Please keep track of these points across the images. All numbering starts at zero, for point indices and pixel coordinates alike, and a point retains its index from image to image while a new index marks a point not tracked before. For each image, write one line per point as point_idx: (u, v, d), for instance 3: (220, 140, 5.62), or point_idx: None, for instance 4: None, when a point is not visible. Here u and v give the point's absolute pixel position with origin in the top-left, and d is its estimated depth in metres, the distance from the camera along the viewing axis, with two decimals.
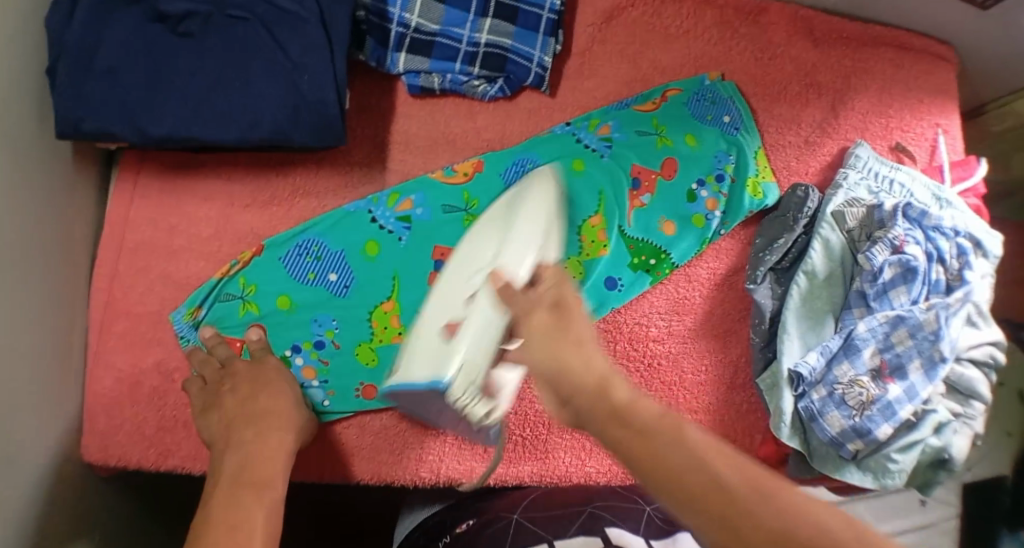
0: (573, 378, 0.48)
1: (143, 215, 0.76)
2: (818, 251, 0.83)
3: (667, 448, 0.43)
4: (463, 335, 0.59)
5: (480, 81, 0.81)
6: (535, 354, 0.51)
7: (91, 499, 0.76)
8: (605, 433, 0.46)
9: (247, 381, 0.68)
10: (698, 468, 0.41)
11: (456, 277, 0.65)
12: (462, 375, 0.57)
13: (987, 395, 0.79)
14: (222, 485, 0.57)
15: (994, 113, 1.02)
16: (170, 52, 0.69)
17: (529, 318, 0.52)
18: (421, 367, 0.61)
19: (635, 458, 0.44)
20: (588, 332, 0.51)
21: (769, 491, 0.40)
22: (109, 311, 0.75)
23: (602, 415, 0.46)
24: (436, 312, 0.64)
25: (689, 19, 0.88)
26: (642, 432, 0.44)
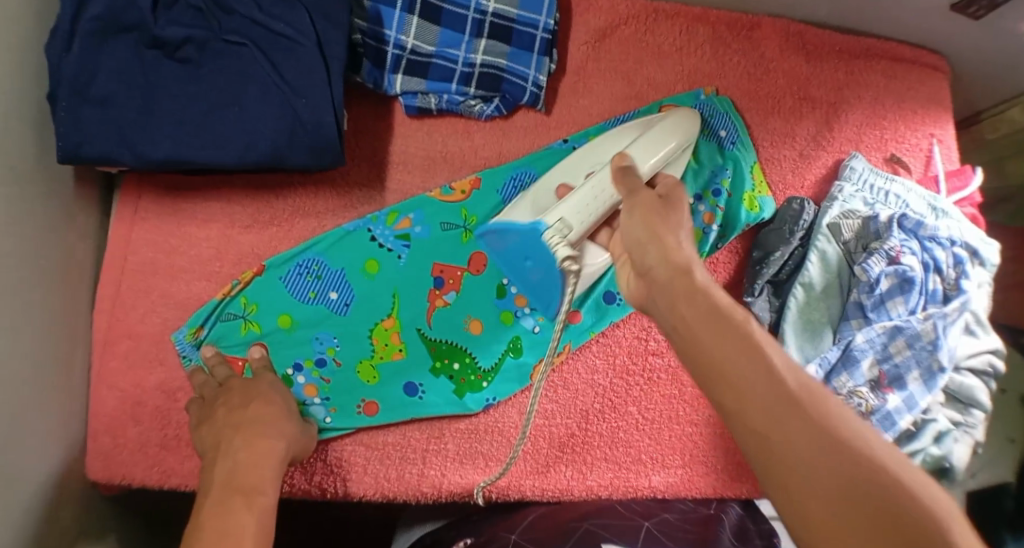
0: (653, 259, 0.54)
1: (144, 237, 0.77)
2: (815, 263, 0.83)
3: (728, 344, 0.46)
4: (575, 195, 0.70)
5: (476, 101, 0.82)
6: (626, 229, 0.58)
7: (96, 518, 0.77)
8: (678, 308, 0.50)
9: (240, 394, 0.68)
10: (754, 362, 0.45)
11: (579, 164, 0.78)
12: (562, 223, 0.69)
13: (987, 403, 0.80)
14: (212, 492, 0.56)
15: (988, 121, 1.03)
16: (170, 77, 0.70)
17: (638, 196, 0.60)
18: (526, 213, 0.76)
19: (698, 347, 0.48)
20: (684, 222, 0.58)
21: (812, 398, 0.44)
22: (111, 332, 0.76)
23: (679, 293, 0.51)
24: (557, 181, 0.78)
25: (682, 36, 0.89)
26: (709, 319, 0.48)
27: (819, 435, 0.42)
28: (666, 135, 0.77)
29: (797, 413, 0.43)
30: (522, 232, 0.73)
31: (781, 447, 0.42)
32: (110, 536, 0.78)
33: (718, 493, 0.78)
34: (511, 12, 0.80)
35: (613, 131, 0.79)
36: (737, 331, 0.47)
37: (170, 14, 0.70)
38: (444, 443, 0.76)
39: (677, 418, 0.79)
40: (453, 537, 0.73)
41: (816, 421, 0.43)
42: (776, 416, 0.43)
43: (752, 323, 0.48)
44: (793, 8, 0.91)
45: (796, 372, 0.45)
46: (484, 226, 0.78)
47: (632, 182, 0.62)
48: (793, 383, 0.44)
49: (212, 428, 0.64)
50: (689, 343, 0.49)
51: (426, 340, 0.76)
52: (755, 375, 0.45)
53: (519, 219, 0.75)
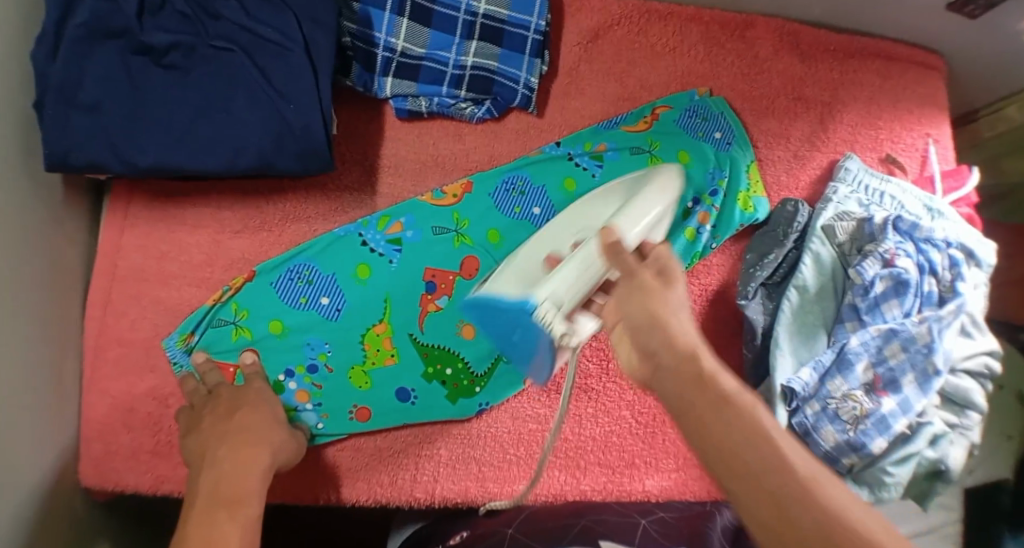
0: (646, 335, 0.49)
1: (134, 242, 0.77)
2: (809, 266, 0.83)
3: (738, 436, 0.43)
4: (566, 268, 0.61)
5: (467, 104, 0.82)
6: (623, 309, 0.52)
7: (89, 524, 0.77)
8: (681, 393, 0.46)
9: (227, 404, 0.68)
10: (758, 444, 0.43)
11: (563, 232, 0.70)
12: (554, 299, 0.59)
13: (983, 404, 0.79)
14: (197, 502, 0.56)
15: (986, 119, 1.02)
16: (157, 83, 0.70)
17: (634, 274, 0.54)
18: (513, 285, 0.64)
19: (703, 436, 0.44)
20: (681, 302, 0.52)
21: (826, 497, 0.40)
22: (102, 338, 0.75)
23: (680, 375, 0.47)
24: (532, 249, 0.69)
25: (675, 36, 0.88)
26: (714, 406, 0.44)
27: (835, 540, 0.39)
28: (654, 194, 0.69)
29: (807, 510, 0.40)
30: (508, 309, 0.61)
31: (793, 538, 0.40)
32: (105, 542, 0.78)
33: (713, 496, 0.78)
34: (502, 13, 0.80)
35: (595, 193, 0.73)
36: (745, 422, 0.43)
37: (157, 20, 0.70)
38: (437, 448, 0.76)
39: (670, 422, 0.79)
40: (447, 533, 0.74)
41: (831, 526, 0.39)
42: (795, 511, 0.40)
43: (760, 411, 0.44)
44: (787, 8, 0.91)
45: (807, 461, 0.43)
46: (476, 229, 0.78)
47: (625, 261, 0.55)
48: (805, 475, 0.41)
49: (200, 438, 0.65)
50: (692, 429, 0.45)
51: (418, 345, 0.76)
52: (765, 472, 0.42)
53: (508, 292, 0.63)
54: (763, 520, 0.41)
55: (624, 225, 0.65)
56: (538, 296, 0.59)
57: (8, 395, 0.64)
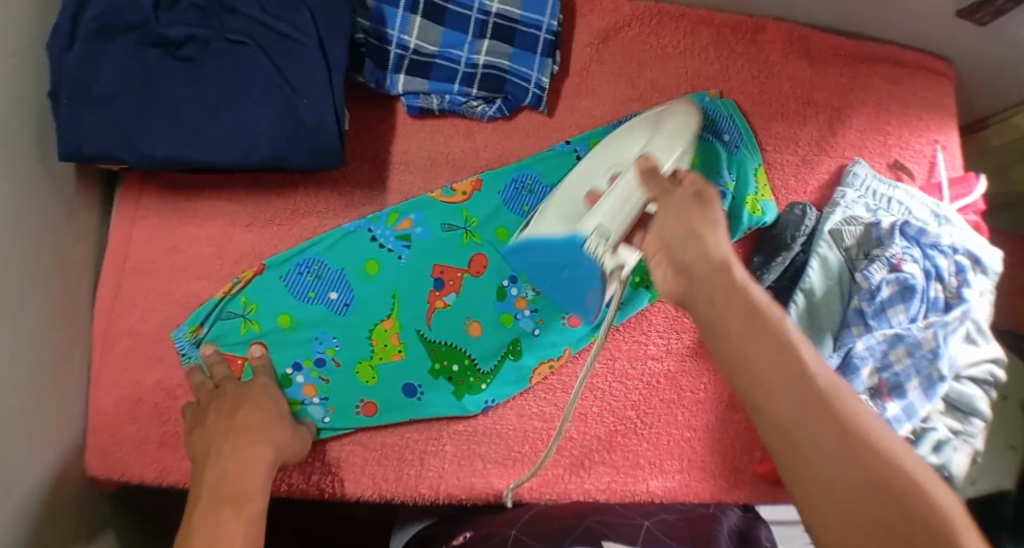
0: (684, 251, 0.57)
1: (145, 235, 0.77)
2: (816, 269, 0.84)
3: (766, 345, 0.50)
4: (606, 203, 0.70)
5: (478, 102, 0.82)
6: (663, 225, 0.61)
7: (95, 513, 0.77)
8: (717, 304, 0.53)
9: (231, 401, 0.68)
10: (783, 356, 0.49)
11: (596, 165, 0.75)
12: (602, 231, 0.69)
13: (987, 412, 0.79)
14: (199, 502, 0.56)
15: (994, 128, 1.02)
16: (171, 76, 0.70)
17: (673, 197, 0.62)
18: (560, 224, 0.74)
19: (734, 344, 0.51)
20: (717, 220, 0.59)
21: (836, 399, 0.48)
22: (111, 329, 0.76)
23: (717, 287, 0.54)
24: (572, 181, 0.75)
25: (686, 38, 0.88)
26: (745, 316, 0.51)
27: (846, 441, 0.45)
28: (684, 122, 0.75)
29: (826, 412, 0.47)
30: (559, 244, 0.73)
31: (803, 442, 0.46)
32: (110, 532, 0.79)
33: (717, 498, 0.78)
34: (515, 12, 0.80)
35: (619, 130, 0.77)
36: (773, 334, 0.50)
37: (171, 12, 0.70)
38: (442, 445, 0.76)
39: (676, 423, 0.79)
40: (450, 534, 0.74)
41: (845, 426, 0.46)
42: (811, 418, 0.47)
43: (787, 322, 0.51)
44: (798, 12, 0.91)
45: (826, 374, 0.49)
46: (485, 227, 0.78)
47: (662, 185, 0.64)
48: (823, 383, 0.48)
49: (204, 435, 0.65)
50: (725, 334, 0.52)
51: (425, 341, 0.76)
52: (790, 376, 0.48)
53: (558, 230, 0.73)
54: (784, 419, 0.47)
55: (658, 158, 0.71)
56: (584, 232, 0.71)
57: (17, 384, 0.65)
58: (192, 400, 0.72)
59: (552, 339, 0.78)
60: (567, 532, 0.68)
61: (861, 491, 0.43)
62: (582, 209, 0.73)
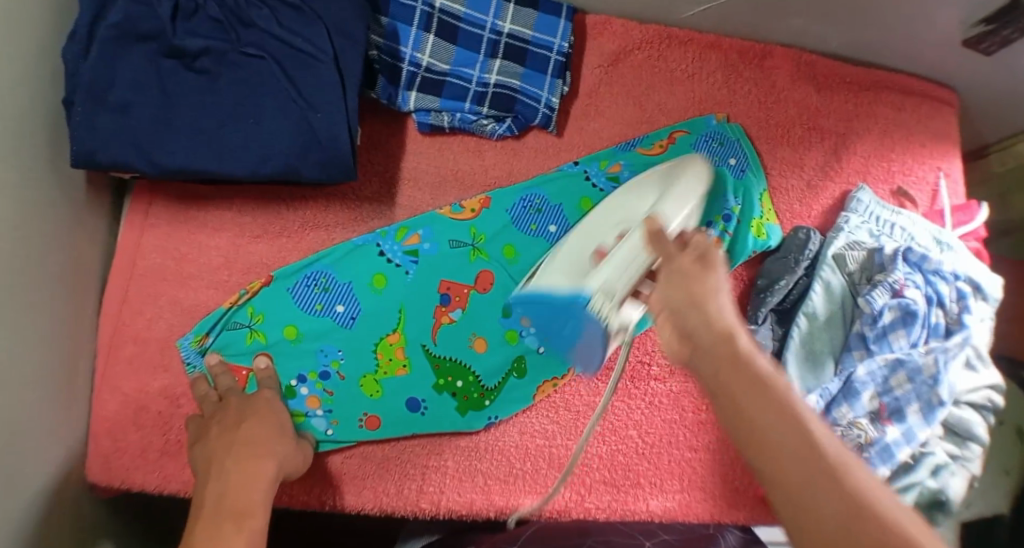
0: (687, 314, 0.50)
1: (154, 243, 0.78)
2: (818, 293, 0.84)
3: (771, 417, 0.44)
4: (613, 260, 0.64)
5: (488, 121, 0.83)
6: (669, 288, 0.53)
7: (93, 520, 0.77)
8: (719, 373, 0.47)
9: (235, 415, 0.68)
10: (791, 427, 0.43)
11: (604, 224, 0.72)
12: (605, 290, 0.63)
13: (985, 437, 0.80)
14: (202, 515, 0.56)
15: (995, 156, 1.05)
16: (185, 87, 0.71)
17: (674, 261, 0.54)
18: (562, 279, 0.68)
19: (736, 413, 0.45)
20: (720, 284, 0.52)
21: (849, 475, 0.42)
22: (117, 336, 0.76)
23: (718, 354, 0.47)
24: (576, 242, 0.71)
25: (694, 62, 0.90)
26: (750, 382, 0.45)
27: (862, 522, 0.40)
28: (692, 180, 0.72)
29: (835, 494, 0.41)
30: (562, 301, 0.66)
31: (812, 517, 0.41)
32: (107, 539, 0.79)
33: (716, 519, 0.78)
34: (526, 33, 0.81)
35: (625, 188, 0.74)
36: (780, 405, 0.44)
37: (187, 25, 0.71)
38: (444, 459, 0.76)
39: (677, 444, 0.80)
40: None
41: (857, 510, 0.40)
42: (821, 489, 0.41)
43: (795, 392, 0.45)
44: (805, 39, 0.92)
45: (836, 443, 0.44)
46: (492, 244, 0.79)
47: (665, 245, 0.56)
48: (833, 457, 0.42)
49: (207, 448, 0.65)
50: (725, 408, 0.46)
51: (430, 356, 0.77)
52: (795, 455, 0.42)
53: (559, 285, 0.68)
54: (791, 500, 0.42)
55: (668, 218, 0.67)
56: (590, 289, 0.64)
57: (23, 388, 0.65)
58: (195, 414, 0.71)
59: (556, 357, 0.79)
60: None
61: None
62: (588, 266, 0.68)
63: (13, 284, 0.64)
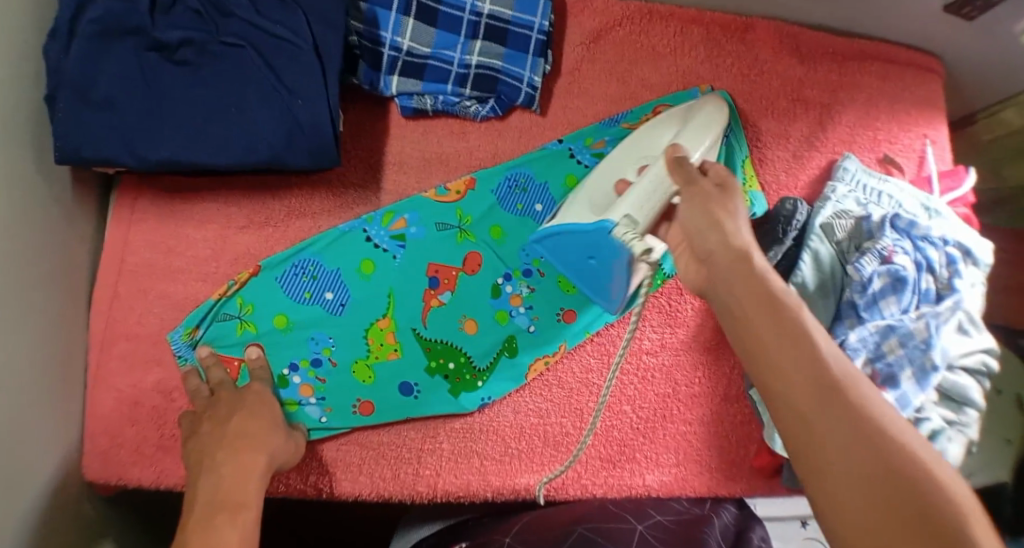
0: (706, 241, 0.57)
1: (142, 238, 0.77)
2: (807, 263, 0.84)
3: (780, 332, 0.50)
4: (635, 190, 0.69)
5: (471, 102, 0.83)
6: (688, 216, 0.59)
7: (93, 518, 0.77)
8: (734, 287, 0.54)
9: (226, 409, 0.68)
10: (800, 349, 0.49)
11: (628, 158, 0.78)
12: (629, 217, 0.67)
13: (980, 402, 0.80)
14: (195, 510, 0.56)
15: (983, 122, 1.04)
16: (167, 79, 0.71)
17: (694, 185, 0.60)
18: (587, 214, 0.74)
19: (750, 329, 0.52)
20: (738, 211, 0.58)
21: (853, 389, 0.48)
22: (109, 333, 0.76)
23: (736, 272, 0.54)
24: (600, 174, 0.78)
25: (676, 38, 0.89)
26: (763, 305, 0.52)
27: (864, 434, 0.45)
28: (709, 112, 0.77)
29: (841, 403, 0.47)
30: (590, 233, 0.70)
31: (822, 438, 0.46)
32: (108, 537, 0.79)
33: (713, 492, 0.78)
34: (507, 13, 0.81)
35: (650, 122, 0.79)
36: (791, 323, 0.50)
37: (167, 17, 0.71)
38: (439, 443, 0.76)
39: (671, 418, 0.80)
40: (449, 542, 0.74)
41: (852, 415, 0.46)
42: (830, 408, 0.47)
43: (803, 313, 0.51)
44: (788, 11, 0.92)
45: (844, 367, 0.49)
46: (479, 226, 0.79)
47: (687, 171, 0.61)
48: (841, 377, 0.48)
49: (199, 444, 0.65)
50: (741, 322, 0.53)
51: (422, 340, 0.77)
52: (803, 366, 0.49)
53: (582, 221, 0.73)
54: (795, 408, 0.48)
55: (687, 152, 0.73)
56: (613, 219, 0.68)
57: (17, 386, 0.65)
58: (188, 407, 0.71)
59: (547, 336, 0.79)
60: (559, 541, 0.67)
61: (873, 482, 0.43)
62: (610, 201, 0.75)
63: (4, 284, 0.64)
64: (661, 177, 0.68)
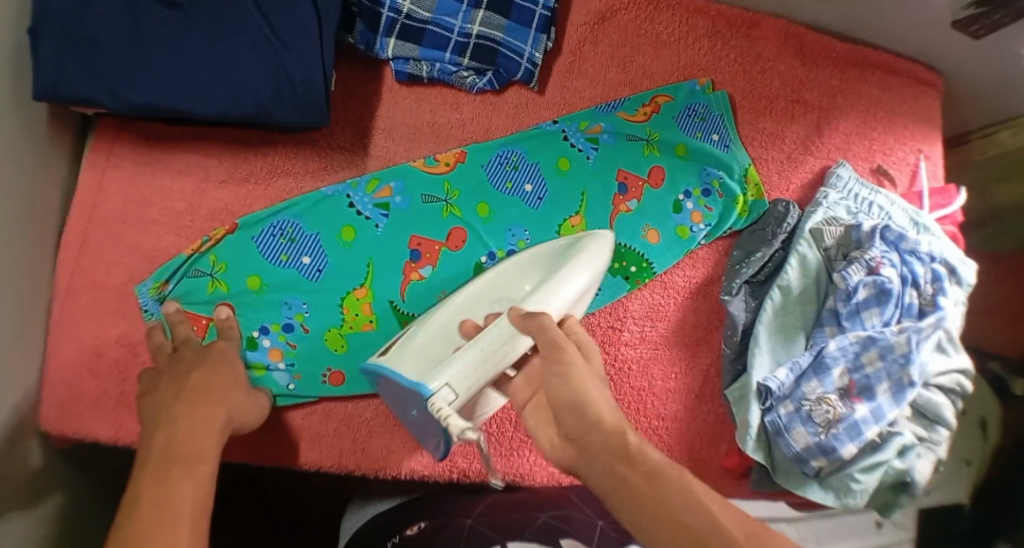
0: (570, 413, 0.56)
1: (117, 185, 0.75)
2: (794, 267, 0.83)
3: (620, 459, 0.52)
4: (468, 355, 0.61)
5: (468, 73, 0.80)
6: (552, 391, 0.57)
7: (46, 470, 0.75)
8: (612, 470, 0.51)
9: (185, 367, 0.65)
10: (625, 479, 0.51)
11: (479, 306, 0.69)
12: (450, 388, 0.59)
13: (952, 421, 0.80)
14: (148, 463, 0.54)
15: (977, 142, 1.04)
16: (153, 19, 0.67)
17: (556, 356, 0.58)
18: (417, 363, 0.63)
19: (614, 476, 0.51)
20: (584, 374, 0.57)
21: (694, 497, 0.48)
22: (74, 282, 0.73)
23: (615, 457, 0.52)
24: (448, 320, 0.68)
25: (681, 27, 0.88)
26: (603, 437, 0.53)
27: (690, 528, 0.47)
28: (536, 261, 0.71)
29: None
30: (406, 387, 0.61)
31: None
32: (57, 490, 0.76)
33: None
34: None
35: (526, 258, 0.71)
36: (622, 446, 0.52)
37: None
38: (405, 420, 0.74)
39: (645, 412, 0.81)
40: (404, 521, 0.71)
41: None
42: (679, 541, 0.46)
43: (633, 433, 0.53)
44: (794, 11, 0.92)
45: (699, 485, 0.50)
46: (466, 201, 0.76)
47: (551, 337, 0.59)
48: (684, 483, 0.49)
49: (155, 399, 0.62)
50: (609, 471, 0.52)
51: (398, 314, 0.74)
52: (677, 528, 0.47)
53: (405, 369, 0.63)
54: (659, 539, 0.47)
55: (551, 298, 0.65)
56: (433, 385, 0.59)
57: None
58: (150, 368, 0.68)
59: None
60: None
61: None
62: (448, 353, 0.65)
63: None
64: (509, 331, 0.61)
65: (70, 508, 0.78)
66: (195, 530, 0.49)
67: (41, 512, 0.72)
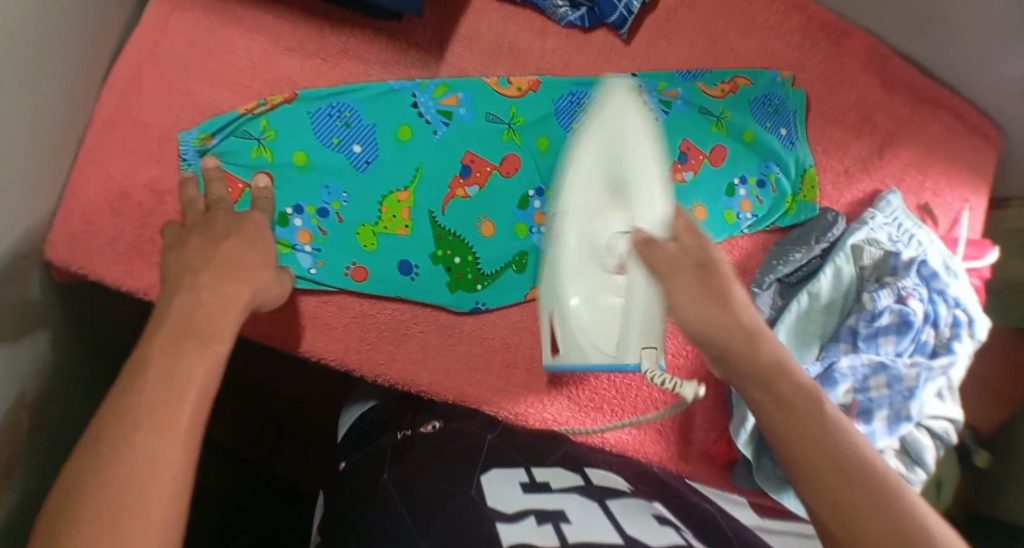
0: (718, 335, 0.56)
1: (181, 27, 0.73)
2: (828, 276, 0.82)
3: (781, 381, 0.55)
4: (634, 315, 0.60)
5: (562, 4, 0.79)
6: (699, 325, 0.56)
7: (48, 300, 0.72)
8: (768, 382, 0.55)
9: (219, 230, 0.62)
10: (788, 402, 0.55)
11: (586, 248, 0.61)
12: (652, 351, 0.60)
13: (931, 466, 0.77)
14: (163, 328, 0.52)
15: (1013, 211, 0.99)
16: None
17: (689, 285, 0.56)
18: (594, 345, 0.64)
19: (770, 393, 0.55)
20: (733, 291, 0.57)
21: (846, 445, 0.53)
22: (118, 114, 0.71)
23: (771, 371, 0.56)
24: (574, 269, 0.62)
25: (777, 17, 0.86)
26: (766, 352, 0.56)
27: (841, 465, 0.51)
28: (581, 161, 0.62)
29: (885, 502, 0.49)
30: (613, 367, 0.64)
31: (837, 503, 0.50)
32: (54, 323, 0.74)
33: (663, 463, 0.77)
34: None
35: (576, 168, 0.62)
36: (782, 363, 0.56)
37: None
38: (414, 332, 0.74)
39: (649, 381, 0.78)
40: (415, 421, 0.71)
41: (894, 511, 0.49)
42: (837, 476, 0.51)
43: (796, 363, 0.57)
44: (887, 34, 0.90)
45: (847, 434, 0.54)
46: (528, 131, 0.75)
47: (670, 260, 0.56)
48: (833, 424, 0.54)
49: (182, 256, 0.59)
50: (764, 389, 0.55)
51: (435, 226, 0.73)
52: (836, 463, 0.52)
53: (595, 354, 0.64)
54: (811, 474, 0.52)
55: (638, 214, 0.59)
56: (635, 358, 0.61)
57: (22, 129, 0.60)
58: (174, 222, 0.66)
59: None
60: (545, 474, 0.60)
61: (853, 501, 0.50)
62: (607, 321, 0.62)
63: (21, 22, 0.57)
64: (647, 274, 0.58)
65: (64, 341, 0.76)
66: (197, 411, 0.48)
67: (41, 337, 0.71)
